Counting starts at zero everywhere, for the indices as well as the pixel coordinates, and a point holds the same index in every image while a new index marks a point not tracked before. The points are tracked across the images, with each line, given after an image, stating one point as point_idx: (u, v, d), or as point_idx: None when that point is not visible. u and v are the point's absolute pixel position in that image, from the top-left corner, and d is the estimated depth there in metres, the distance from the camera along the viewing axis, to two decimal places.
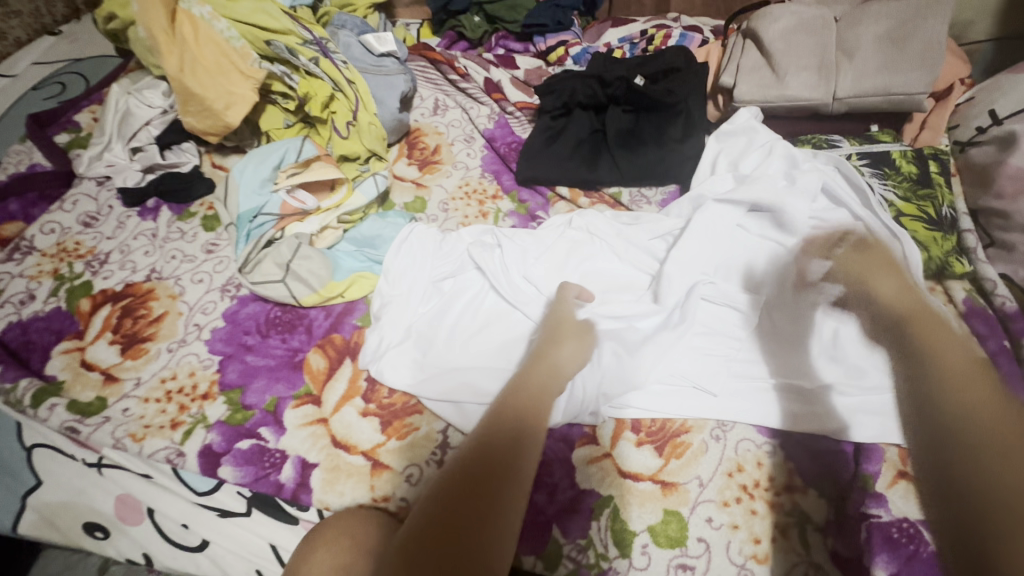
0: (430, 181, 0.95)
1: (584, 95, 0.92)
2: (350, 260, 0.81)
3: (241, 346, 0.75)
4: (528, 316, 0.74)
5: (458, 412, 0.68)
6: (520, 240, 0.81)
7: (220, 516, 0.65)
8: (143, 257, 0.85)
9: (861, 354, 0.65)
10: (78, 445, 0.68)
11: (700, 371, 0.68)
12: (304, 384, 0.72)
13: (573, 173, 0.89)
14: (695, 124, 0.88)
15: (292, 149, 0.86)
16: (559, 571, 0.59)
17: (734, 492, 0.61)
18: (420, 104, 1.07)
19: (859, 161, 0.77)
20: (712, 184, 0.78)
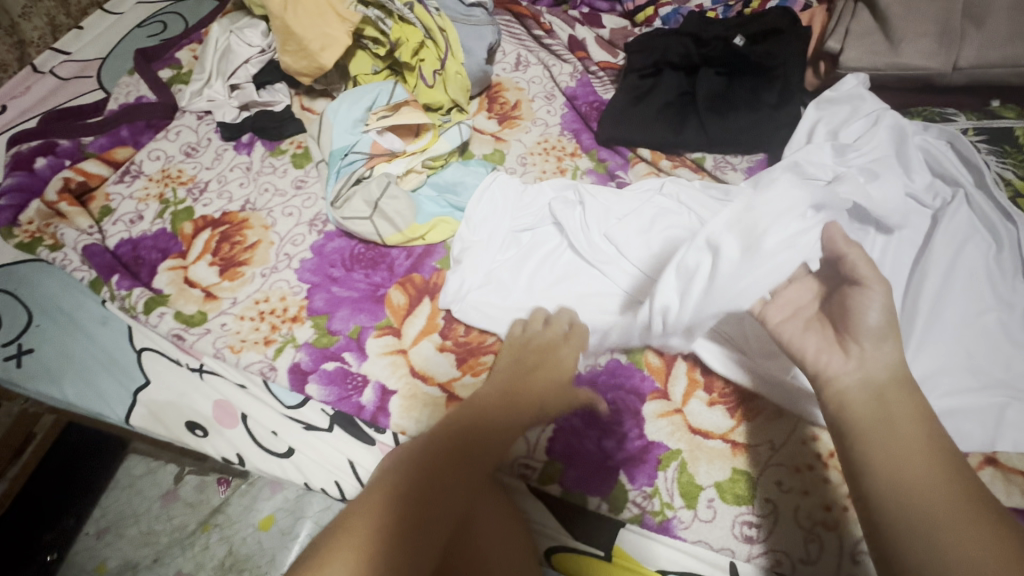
0: (509, 135, 0.96)
1: (676, 55, 0.91)
2: (432, 205, 0.83)
3: (327, 277, 0.79)
4: (606, 275, 0.75)
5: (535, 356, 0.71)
6: (603, 198, 0.80)
7: (305, 429, 0.70)
8: (239, 188, 0.90)
9: (955, 334, 0.61)
10: (183, 351, 0.75)
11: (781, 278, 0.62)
12: (386, 316, 0.75)
13: (658, 134, 0.88)
14: (792, 90, 0.84)
15: (384, 91, 0.88)
16: (624, 514, 0.61)
17: (809, 459, 0.61)
18: (502, 58, 1.06)
19: (976, 136, 0.73)
20: (810, 153, 0.74)
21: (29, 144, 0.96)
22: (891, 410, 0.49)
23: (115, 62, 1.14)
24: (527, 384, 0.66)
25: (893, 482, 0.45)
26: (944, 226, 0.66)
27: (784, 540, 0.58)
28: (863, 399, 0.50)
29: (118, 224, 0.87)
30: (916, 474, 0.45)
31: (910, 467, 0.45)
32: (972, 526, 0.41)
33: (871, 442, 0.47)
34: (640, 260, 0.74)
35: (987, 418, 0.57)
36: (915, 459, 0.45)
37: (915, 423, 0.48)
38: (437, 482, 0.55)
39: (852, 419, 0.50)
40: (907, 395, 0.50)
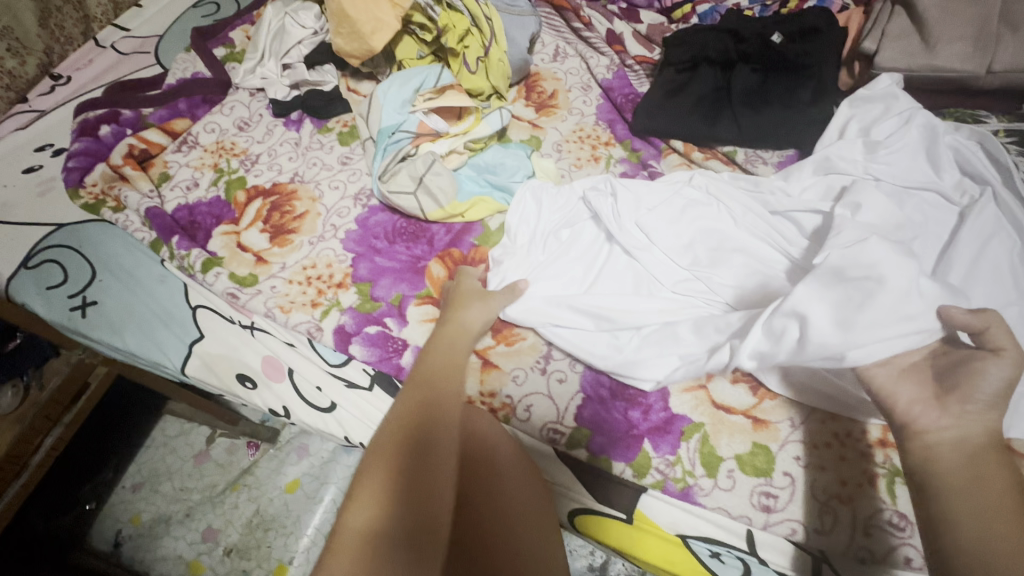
0: (545, 123, 1.00)
1: (714, 50, 0.94)
2: (472, 184, 0.87)
3: (371, 248, 0.84)
4: (638, 261, 0.77)
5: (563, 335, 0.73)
6: (635, 188, 0.82)
7: (346, 387, 0.74)
8: (288, 162, 0.95)
9: None
10: (235, 309, 0.80)
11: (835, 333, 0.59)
12: (425, 287, 0.80)
13: (692, 127, 0.91)
14: (827, 90, 0.87)
15: (431, 75, 0.93)
16: (647, 480, 0.65)
17: (826, 437, 0.64)
18: (541, 49, 1.10)
19: (1006, 138, 0.75)
20: (841, 148, 0.77)
21: (95, 113, 1.02)
22: (983, 474, 0.47)
23: (171, 40, 1.19)
24: (457, 321, 0.68)
25: (975, 542, 0.44)
26: (971, 223, 0.67)
27: (799, 511, 0.61)
28: (944, 453, 0.49)
29: (176, 191, 0.93)
30: (1000, 538, 0.43)
31: (997, 525, 0.44)
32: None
33: (956, 503, 0.46)
34: (670, 246, 0.77)
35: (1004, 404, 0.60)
36: (1003, 526, 0.44)
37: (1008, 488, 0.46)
38: (418, 411, 0.55)
39: (939, 478, 0.48)
40: (998, 460, 0.48)
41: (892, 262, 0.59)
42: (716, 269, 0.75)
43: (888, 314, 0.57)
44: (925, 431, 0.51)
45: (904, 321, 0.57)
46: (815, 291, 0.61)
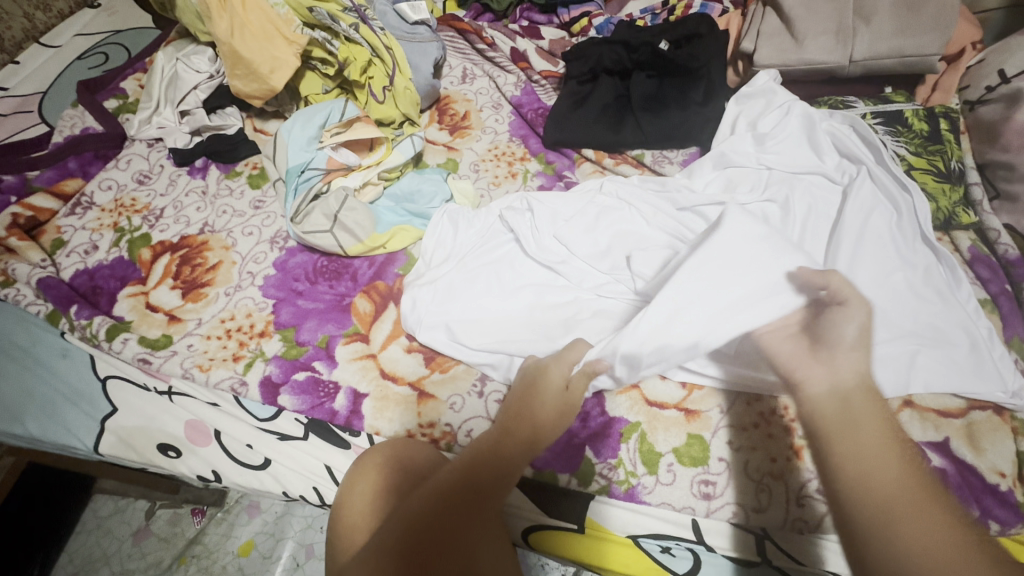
0: (461, 145, 1.00)
1: (610, 61, 0.98)
2: (391, 214, 0.86)
3: (292, 291, 0.81)
4: (562, 274, 0.79)
5: (506, 362, 0.72)
6: (551, 202, 0.85)
7: (279, 440, 0.71)
8: (196, 213, 0.91)
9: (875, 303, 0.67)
10: (149, 375, 0.75)
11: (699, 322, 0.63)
12: (353, 324, 0.78)
13: (599, 136, 0.94)
14: (716, 88, 0.93)
15: (336, 109, 0.91)
16: (593, 487, 0.66)
17: (753, 418, 0.67)
18: (449, 72, 1.12)
19: (874, 119, 0.81)
20: (733, 143, 0.82)
21: None
22: (854, 412, 0.49)
23: (56, 96, 1.12)
24: (529, 426, 0.61)
25: (861, 481, 0.44)
26: (851, 201, 0.73)
27: (738, 493, 0.63)
28: (835, 407, 0.50)
29: (73, 256, 0.86)
30: (881, 471, 0.44)
31: (879, 465, 0.45)
32: (928, 522, 0.40)
33: (841, 442, 0.47)
34: (588, 254, 0.80)
35: (901, 363, 0.64)
36: (880, 462, 0.45)
37: (881, 427, 0.48)
38: (436, 535, 0.52)
39: (821, 428, 0.49)
40: (872, 398, 0.50)
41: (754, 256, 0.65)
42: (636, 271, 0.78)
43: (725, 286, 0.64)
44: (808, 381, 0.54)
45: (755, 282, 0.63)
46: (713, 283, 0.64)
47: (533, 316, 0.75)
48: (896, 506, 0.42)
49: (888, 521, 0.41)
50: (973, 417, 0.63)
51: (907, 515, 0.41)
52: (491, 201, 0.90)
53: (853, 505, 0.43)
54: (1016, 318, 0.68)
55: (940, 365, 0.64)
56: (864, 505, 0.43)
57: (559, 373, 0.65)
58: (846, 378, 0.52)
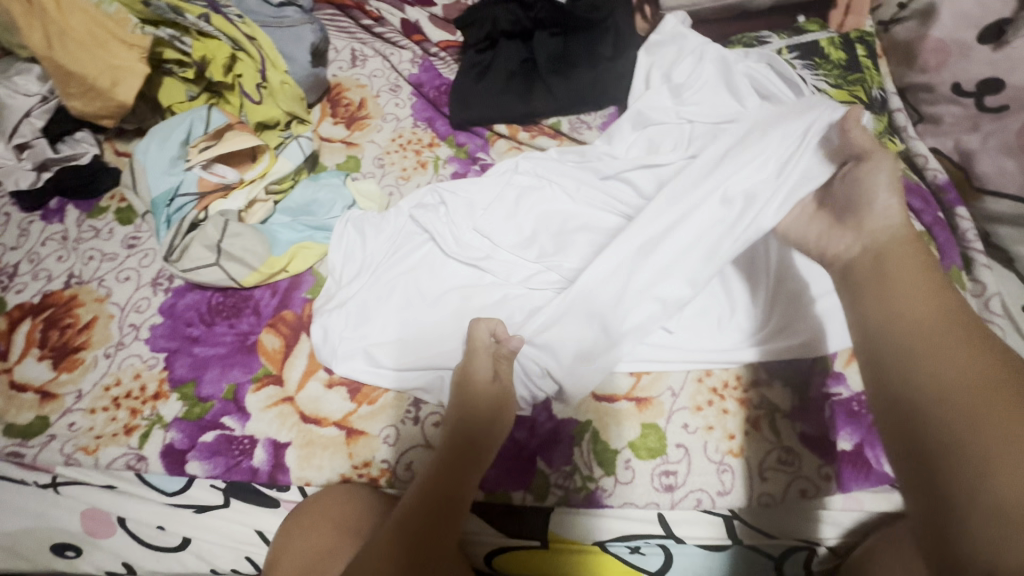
0: (360, 138, 0.90)
1: (507, 23, 0.88)
2: (287, 232, 0.75)
3: (186, 339, 0.71)
4: (488, 271, 0.72)
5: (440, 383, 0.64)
6: (464, 192, 0.77)
7: (197, 512, 0.63)
8: (57, 263, 0.78)
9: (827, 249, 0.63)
10: (26, 469, 0.64)
11: (642, 301, 0.65)
12: (262, 366, 0.68)
13: (509, 108, 0.86)
14: (626, 38, 0.85)
15: (199, 119, 0.77)
16: (550, 500, 0.60)
17: (707, 395, 0.63)
18: (336, 56, 0.99)
19: (791, 54, 0.75)
20: (650, 99, 0.76)
21: None
22: (890, 262, 0.49)
23: None
24: (470, 430, 0.55)
25: (901, 323, 0.44)
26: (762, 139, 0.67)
27: (700, 478, 0.59)
28: (868, 263, 0.50)
29: None
30: (911, 307, 0.44)
31: (902, 299, 0.45)
32: (964, 350, 0.40)
33: (876, 289, 0.47)
34: (514, 243, 0.73)
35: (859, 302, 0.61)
36: (911, 303, 0.44)
37: (920, 269, 0.47)
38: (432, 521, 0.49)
39: (853, 277, 0.50)
40: (911, 250, 0.49)
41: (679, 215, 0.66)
42: (568, 254, 0.71)
43: (677, 240, 0.65)
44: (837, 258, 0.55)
45: (688, 235, 0.65)
46: (661, 233, 0.66)
47: (462, 324, 0.67)
48: (917, 335, 0.42)
49: (912, 352, 0.41)
50: None
51: (927, 340, 0.41)
52: (400, 199, 0.81)
53: (875, 346, 0.44)
54: (953, 246, 0.65)
55: None
56: (893, 344, 0.43)
57: (482, 369, 0.60)
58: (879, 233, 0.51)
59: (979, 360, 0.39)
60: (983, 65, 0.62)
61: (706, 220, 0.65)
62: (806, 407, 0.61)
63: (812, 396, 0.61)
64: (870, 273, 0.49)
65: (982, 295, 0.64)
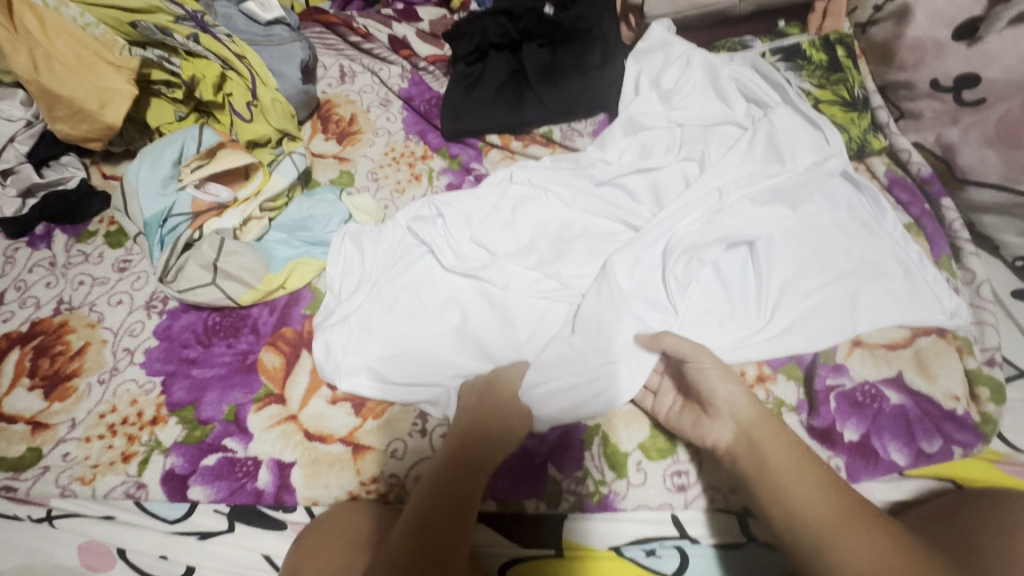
0: (353, 153, 0.90)
1: (495, 35, 0.89)
2: (284, 249, 0.75)
3: (183, 362, 0.69)
4: (487, 281, 0.72)
5: (445, 395, 0.64)
6: (461, 204, 0.78)
7: (201, 539, 0.60)
8: (46, 289, 0.76)
9: (812, 241, 0.66)
10: (20, 503, 0.62)
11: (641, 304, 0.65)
12: (263, 386, 0.67)
13: (501, 118, 0.86)
14: (613, 48, 0.86)
15: (190, 138, 0.76)
16: (563, 507, 0.60)
17: None
18: (324, 73, 0.99)
19: (774, 57, 0.78)
20: (640, 105, 0.77)
21: None
22: (770, 443, 0.52)
23: None
24: (484, 439, 0.55)
25: (792, 507, 0.48)
26: (755, 154, 0.70)
27: (711, 477, 0.59)
28: (744, 448, 0.53)
29: None
30: (804, 497, 0.48)
31: (801, 491, 0.48)
32: (858, 535, 0.45)
33: (766, 485, 0.50)
34: (512, 253, 0.74)
35: (843, 306, 0.63)
36: (799, 488, 0.48)
37: (789, 449, 0.52)
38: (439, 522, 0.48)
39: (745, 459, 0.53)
40: (771, 426, 0.53)
41: (673, 215, 0.68)
42: (563, 261, 0.72)
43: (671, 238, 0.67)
44: (718, 443, 0.56)
45: (678, 234, 0.67)
46: (655, 234, 0.68)
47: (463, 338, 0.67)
48: (821, 529, 0.46)
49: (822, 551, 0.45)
50: (919, 344, 0.62)
51: (832, 537, 0.45)
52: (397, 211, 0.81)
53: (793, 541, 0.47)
54: (940, 237, 0.67)
55: (881, 299, 0.63)
56: (806, 543, 0.46)
57: (514, 376, 0.63)
58: (740, 408, 0.55)
59: (876, 547, 0.44)
60: (959, 61, 0.64)
61: (697, 220, 0.68)
62: (811, 400, 0.61)
63: (816, 389, 0.61)
64: (759, 455, 0.52)
65: (972, 282, 0.66)
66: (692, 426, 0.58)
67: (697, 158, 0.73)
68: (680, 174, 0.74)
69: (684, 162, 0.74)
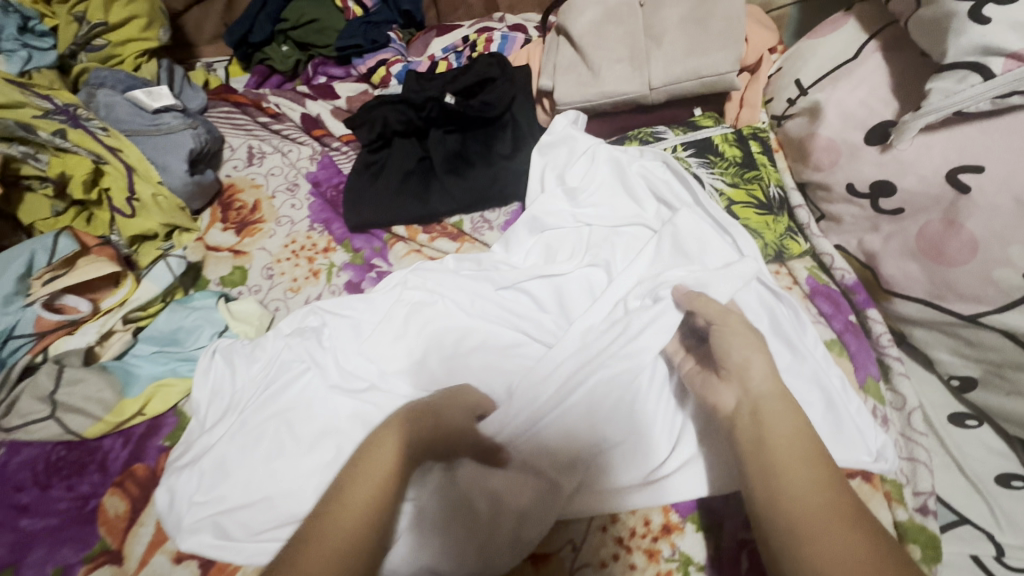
0: (249, 246, 0.82)
1: (397, 122, 0.84)
2: (148, 365, 0.68)
3: (12, 509, 0.60)
4: (368, 403, 0.63)
5: None
6: (350, 311, 0.71)
7: None
8: None
9: None
10: None
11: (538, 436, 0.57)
12: (99, 540, 0.58)
13: (406, 209, 0.80)
14: (523, 135, 0.82)
15: (41, 247, 0.69)
16: None
17: (611, 548, 0.54)
18: (231, 155, 0.93)
19: (686, 151, 0.72)
20: (544, 203, 0.71)
21: None
22: (784, 422, 0.46)
23: None
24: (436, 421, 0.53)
25: (780, 490, 0.42)
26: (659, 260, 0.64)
27: None
28: (746, 418, 0.48)
29: None
30: (796, 490, 0.42)
31: (793, 480, 0.42)
32: (841, 537, 0.38)
33: (759, 463, 0.44)
34: (402, 369, 0.66)
35: None
36: (797, 479, 0.42)
37: (797, 433, 0.45)
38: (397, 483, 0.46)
39: (742, 441, 0.47)
40: (785, 406, 0.47)
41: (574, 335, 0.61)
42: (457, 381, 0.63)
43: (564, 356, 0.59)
44: (720, 406, 0.51)
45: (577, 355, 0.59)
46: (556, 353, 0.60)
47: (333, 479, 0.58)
48: (803, 518, 0.40)
49: (797, 543, 0.39)
50: None
51: (814, 530, 0.39)
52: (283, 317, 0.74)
53: (768, 529, 0.41)
54: (866, 356, 0.61)
55: None
56: (784, 530, 0.40)
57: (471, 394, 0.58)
58: (753, 376, 0.49)
59: (862, 555, 0.37)
60: (873, 166, 0.59)
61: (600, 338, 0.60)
62: (720, 559, 0.53)
63: (725, 546, 0.53)
64: (761, 432, 0.46)
65: (902, 409, 0.59)
66: (701, 386, 0.54)
67: (604, 264, 0.67)
68: (586, 279, 0.67)
69: (589, 267, 0.67)
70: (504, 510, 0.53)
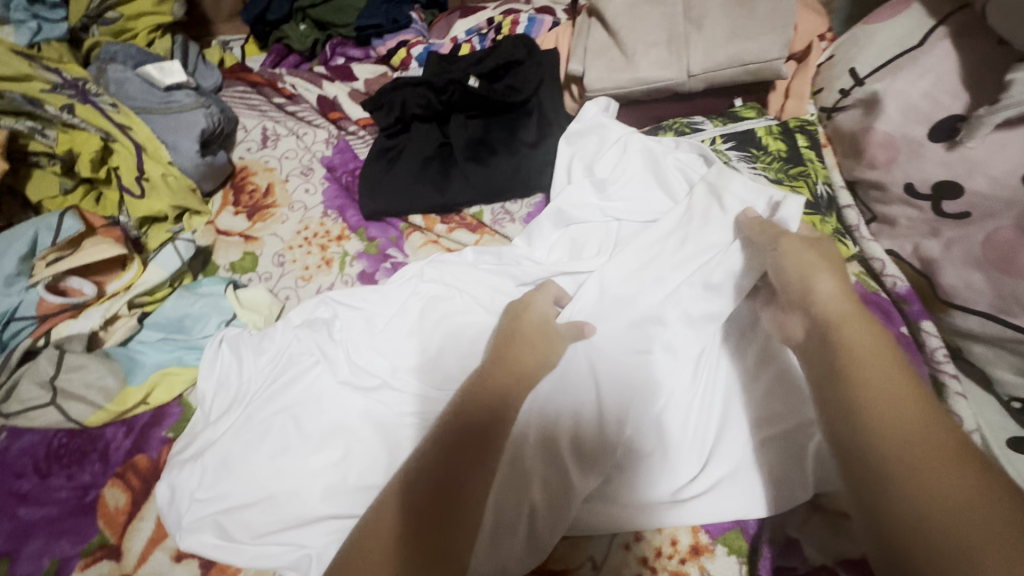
0: (261, 231, 0.79)
1: (416, 105, 0.80)
2: (153, 353, 0.65)
3: (11, 497, 0.58)
4: (380, 402, 0.60)
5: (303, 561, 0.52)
6: (364, 303, 0.67)
7: None
8: None
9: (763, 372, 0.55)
10: None
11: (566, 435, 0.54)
12: (98, 534, 0.56)
13: (424, 198, 0.76)
14: (550, 120, 0.78)
15: (46, 226, 0.67)
16: None
17: (635, 568, 0.50)
18: (245, 137, 0.90)
19: (725, 144, 0.68)
20: (572, 195, 0.66)
21: None
22: (865, 337, 0.39)
23: None
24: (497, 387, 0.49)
25: (868, 403, 0.35)
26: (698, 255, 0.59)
27: None
28: (816, 340, 0.42)
29: None
30: (885, 403, 0.35)
31: (883, 398, 0.35)
32: (946, 463, 0.32)
33: (836, 381, 0.38)
34: (415, 367, 0.62)
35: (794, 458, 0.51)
36: (889, 392, 0.36)
37: (879, 346, 0.39)
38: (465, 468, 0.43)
39: (817, 360, 0.41)
40: (863, 324, 0.41)
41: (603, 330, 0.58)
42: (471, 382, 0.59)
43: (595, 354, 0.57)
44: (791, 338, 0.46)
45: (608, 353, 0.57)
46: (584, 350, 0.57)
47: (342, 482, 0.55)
48: (900, 441, 0.33)
49: (891, 464, 0.33)
50: None
51: (914, 450, 0.33)
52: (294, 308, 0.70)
53: (851, 448, 0.35)
54: (919, 372, 0.56)
55: None
56: (875, 449, 0.34)
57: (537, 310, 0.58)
58: (824, 298, 0.43)
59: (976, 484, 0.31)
60: (937, 165, 0.54)
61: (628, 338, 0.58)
62: None
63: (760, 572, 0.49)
64: (836, 348, 0.40)
65: None
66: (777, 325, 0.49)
67: None
68: None
69: None
70: (519, 513, 0.50)
